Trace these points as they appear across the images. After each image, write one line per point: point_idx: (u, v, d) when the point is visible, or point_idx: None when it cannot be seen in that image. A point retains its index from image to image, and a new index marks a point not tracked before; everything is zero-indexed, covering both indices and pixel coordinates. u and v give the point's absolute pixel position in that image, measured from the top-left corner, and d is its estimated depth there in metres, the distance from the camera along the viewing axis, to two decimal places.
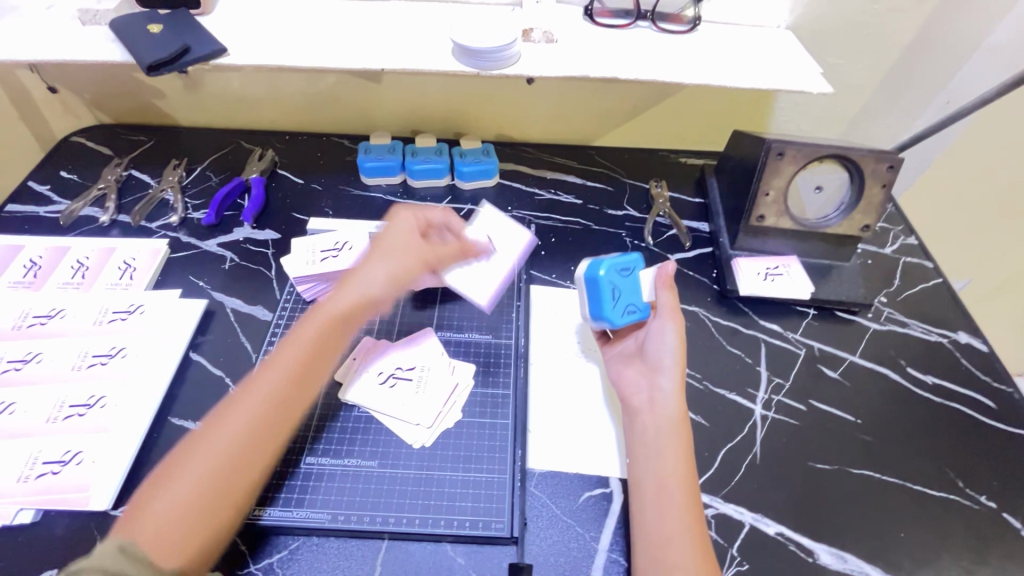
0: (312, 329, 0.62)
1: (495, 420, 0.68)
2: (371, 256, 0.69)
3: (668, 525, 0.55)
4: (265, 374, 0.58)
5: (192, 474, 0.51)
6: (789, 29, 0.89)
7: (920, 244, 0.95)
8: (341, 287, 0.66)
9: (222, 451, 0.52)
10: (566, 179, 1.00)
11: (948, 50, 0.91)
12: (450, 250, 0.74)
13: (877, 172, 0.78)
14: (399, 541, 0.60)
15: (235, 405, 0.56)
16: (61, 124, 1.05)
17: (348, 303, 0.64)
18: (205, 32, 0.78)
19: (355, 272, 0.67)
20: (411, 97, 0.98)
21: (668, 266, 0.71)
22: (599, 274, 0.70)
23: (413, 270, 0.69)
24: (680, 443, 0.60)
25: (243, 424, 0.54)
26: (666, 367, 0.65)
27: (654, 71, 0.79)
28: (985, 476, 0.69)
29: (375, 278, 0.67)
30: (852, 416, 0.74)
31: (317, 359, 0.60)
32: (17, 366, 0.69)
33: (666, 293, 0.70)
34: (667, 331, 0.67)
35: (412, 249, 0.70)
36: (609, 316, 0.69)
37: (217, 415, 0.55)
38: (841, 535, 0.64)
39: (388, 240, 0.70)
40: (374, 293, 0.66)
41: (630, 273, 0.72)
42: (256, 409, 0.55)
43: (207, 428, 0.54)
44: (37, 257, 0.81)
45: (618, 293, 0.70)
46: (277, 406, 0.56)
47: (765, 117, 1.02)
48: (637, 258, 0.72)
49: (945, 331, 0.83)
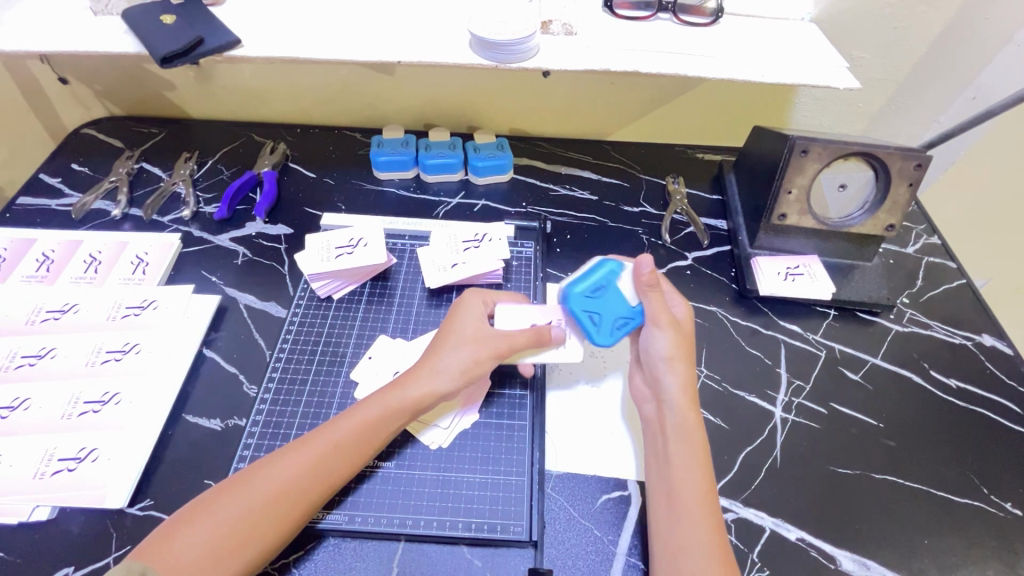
0: (365, 407, 0.59)
1: (512, 421, 0.68)
2: (446, 342, 0.64)
3: (684, 536, 0.53)
4: (313, 440, 0.57)
5: (220, 520, 0.51)
6: (813, 22, 0.87)
7: (943, 244, 0.93)
8: (411, 377, 0.62)
9: (251, 506, 0.52)
10: (580, 174, 0.98)
11: (978, 45, 0.89)
12: (525, 336, 0.65)
13: (905, 171, 0.76)
14: (415, 542, 0.59)
15: (279, 459, 0.55)
16: (72, 116, 1.04)
17: (412, 396, 0.60)
18: (218, 23, 0.76)
19: (428, 364, 0.63)
20: (425, 89, 0.96)
21: (644, 264, 0.65)
22: (569, 306, 0.67)
23: (484, 363, 0.63)
24: (694, 452, 0.58)
25: (281, 483, 0.54)
26: (663, 374, 0.62)
27: (677, 66, 0.77)
28: (1011, 483, 0.68)
29: (447, 373, 0.62)
30: (874, 420, 0.72)
31: (367, 441, 0.58)
32: (32, 361, 0.69)
33: (651, 296, 0.65)
34: (659, 339, 0.64)
35: (490, 338, 0.64)
36: (598, 340, 0.66)
37: (261, 463, 0.55)
38: (864, 543, 0.63)
39: (462, 323, 0.65)
40: (443, 389, 0.62)
41: (604, 286, 0.67)
42: (295, 472, 0.54)
43: (247, 475, 0.54)
44: (50, 251, 0.81)
45: (598, 314, 0.66)
46: (315, 473, 0.55)
47: (785, 111, 0.99)
48: (605, 268, 0.68)
49: (969, 333, 0.81)
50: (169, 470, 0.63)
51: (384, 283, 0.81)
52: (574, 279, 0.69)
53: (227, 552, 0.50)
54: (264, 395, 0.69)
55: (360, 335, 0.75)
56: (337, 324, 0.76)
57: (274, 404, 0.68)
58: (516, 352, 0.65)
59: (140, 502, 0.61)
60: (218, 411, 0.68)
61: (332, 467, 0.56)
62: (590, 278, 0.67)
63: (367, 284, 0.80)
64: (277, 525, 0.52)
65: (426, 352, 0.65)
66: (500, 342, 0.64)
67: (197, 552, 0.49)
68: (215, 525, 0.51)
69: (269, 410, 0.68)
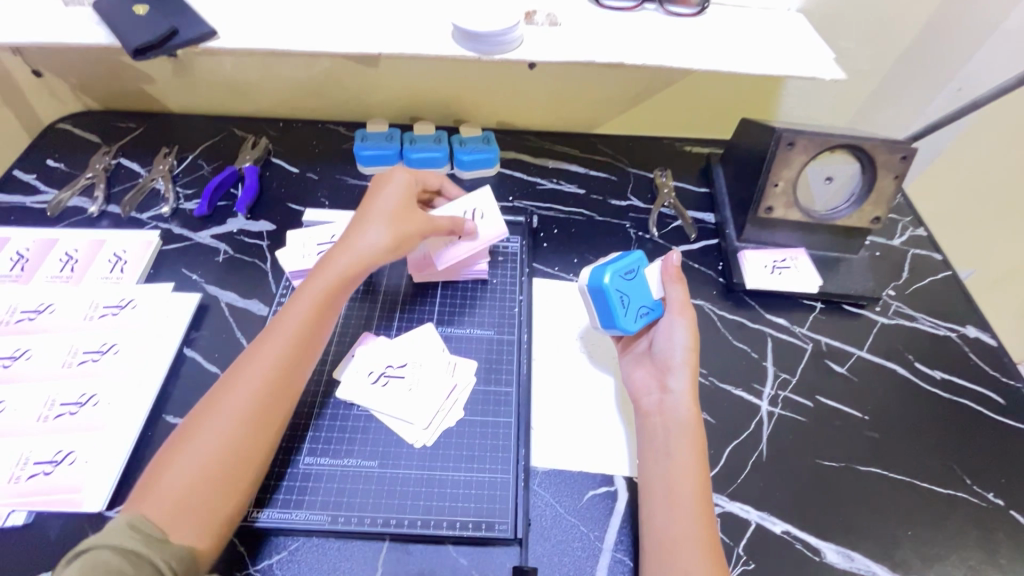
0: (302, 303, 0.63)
1: (498, 418, 0.67)
2: (366, 221, 0.69)
3: (679, 531, 0.53)
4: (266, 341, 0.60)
5: (204, 444, 0.53)
6: (800, 13, 0.86)
7: (929, 236, 0.93)
8: (336, 256, 0.66)
9: (228, 423, 0.54)
10: (567, 168, 0.98)
11: (963, 36, 0.88)
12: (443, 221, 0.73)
13: (890, 163, 0.76)
14: (400, 542, 0.59)
15: (237, 376, 0.57)
16: (47, 110, 1.01)
17: (331, 287, 0.64)
18: (193, 13, 0.74)
19: (343, 248, 0.67)
20: (408, 82, 0.95)
21: (672, 257, 0.68)
22: (605, 285, 0.65)
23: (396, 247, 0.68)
24: (693, 446, 0.58)
25: (250, 392, 0.56)
26: (676, 367, 0.63)
27: (662, 57, 0.76)
28: (994, 473, 0.68)
29: (373, 244, 0.67)
30: (860, 412, 0.73)
31: (318, 324, 0.62)
32: (6, 363, 0.67)
33: (676, 287, 0.67)
34: (677, 330, 0.64)
35: (407, 215, 0.70)
36: (624, 324, 0.66)
37: (219, 389, 0.57)
38: (848, 535, 0.63)
39: (382, 200, 0.70)
40: (364, 269, 0.66)
41: (635, 271, 0.68)
42: (263, 373, 0.57)
43: (211, 403, 0.56)
44: (24, 249, 0.79)
45: (628, 298, 0.66)
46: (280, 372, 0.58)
47: (771, 103, 0.99)
48: (636, 256, 0.68)
49: (953, 325, 0.82)
50: None
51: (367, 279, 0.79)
52: (604, 261, 0.68)
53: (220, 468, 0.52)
54: None
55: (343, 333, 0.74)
56: None
57: None
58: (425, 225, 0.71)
59: (119, 505, 0.60)
60: None
61: (293, 361, 0.59)
62: (625, 260, 0.67)
63: None
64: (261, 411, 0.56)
65: (347, 232, 0.69)
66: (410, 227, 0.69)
67: (189, 476, 0.51)
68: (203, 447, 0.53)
69: None
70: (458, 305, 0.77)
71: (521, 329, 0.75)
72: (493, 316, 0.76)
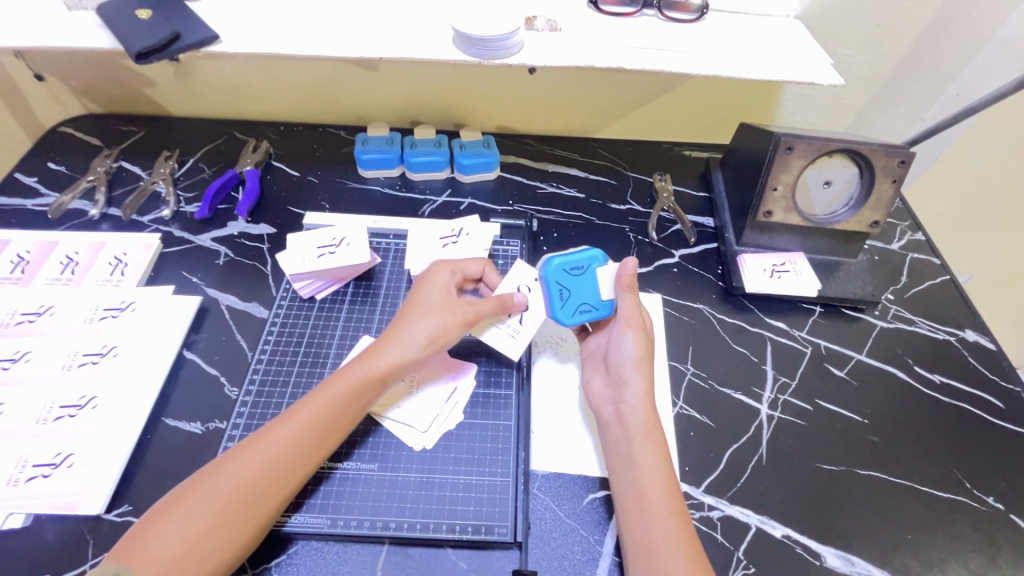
0: (325, 392, 0.59)
1: (497, 421, 0.67)
2: (410, 316, 0.63)
3: (653, 535, 0.53)
4: (284, 423, 0.56)
5: (192, 514, 0.50)
6: (798, 19, 0.87)
7: (928, 240, 0.93)
8: (379, 345, 0.62)
9: (220, 501, 0.51)
10: (567, 172, 0.98)
11: (960, 42, 0.89)
12: (489, 304, 0.65)
13: (889, 167, 0.76)
14: (400, 545, 0.59)
15: (244, 452, 0.54)
16: (49, 114, 1.02)
17: (379, 366, 0.60)
18: (195, 17, 0.75)
19: (394, 333, 0.62)
20: (410, 86, 0.95)
21: (627, 265, 0.65)
22: (549, 272, 0.66)
23: (454, 330, 0.63)
24: (656, 448, 0.58)
25: (250, 475, 0.53)
26: (627, 375, 0.62)
27: (661, 62, 0.76)
28: (994, 478, 0.68)
29: (413, 343, 0.61)
30: (859, 416, 0.73)
31: (337, 420, 0.58)
32: (6, 366, 0.67)
33: (627, 297, 0.65)
34: (626, 340, 0.64)
35: (457, 306, 0.64)
36: (559, 316, 0.66)
37: (223, 460, 0.54)
38: (848, 539, 0.63)
39: (428, 293, 0.64)
40: (412, 354, 0.61)
41: (585, 269, 0.67)
42: (278, 449, 0.55)
43: (211, 473, 0.53)
44: (25, 252, 0.79)
45: (568, 291, 0.66)
46: (285, 459, 0.55)
47: (770, 109, 0.99)
48: (592, 254, 0.68)
49: (953, 329, 0.82)
50: (149, 475, 0.62)
51: (367, 282, 0.80)
52: (561, 252, 0.68)
53: (199, 547, 0.49)
54: (246, 397, 0.68)
55: (343, 335, 0.74)
56: (320, 324, 0.75)
57: (255, 406, 0.67)
58: (478, 318, 0.65)
59: (117, 508, 0.60)
60: (198, 414, 0.67)
61: (301, 453, 0.55)
62: (579, 257, 0.67)
63: (350, 284, 0.79)
64: (270, 488, 0.53)
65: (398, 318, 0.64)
66: (468, 310, 0.64)
67: (170, 546, 0.49)
68: (190, 518, 0.50)
69: (250, 412, 0.67)
70: None
71: None
72: None
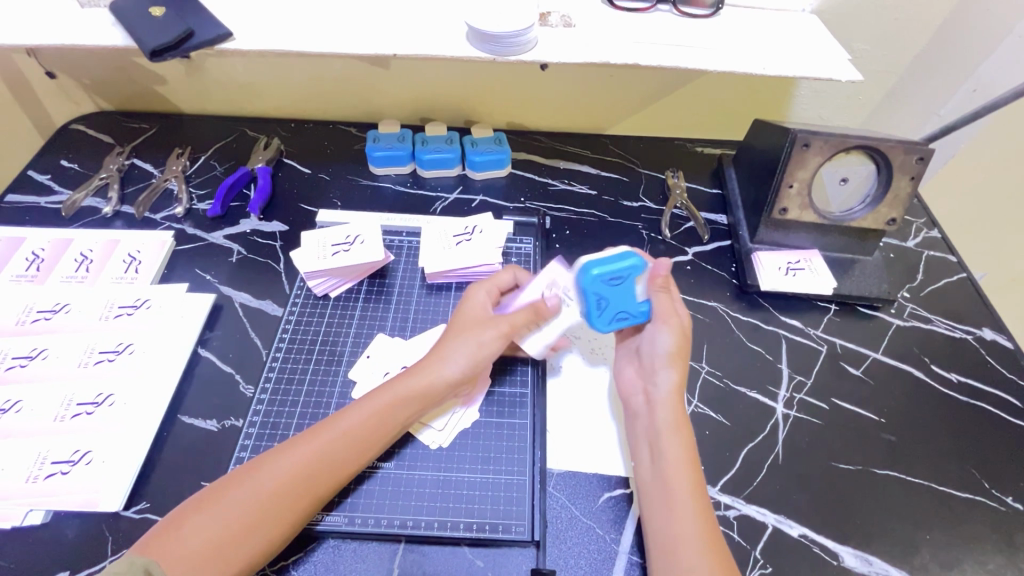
0: (369, 402, 0.59)
1: (513, 420, 0.67)
2: (454, 332, 0.65)
3: (679, 531, 0.53)
4: (327, 428, 0.57)
5: (223, 510, 0.51)
6: (813, 14, 0.86)
7: (943, 237, 0.92)
8: (422, 364, 0.62)
9: (260, 495, 0.52)
10: (579, 169, 0.97)
11: (979, 37, 0.88)
12: (525, 313, 0.65)
13: (906, 164, 0.75)
14: (416, 544, 0.59)
15: (281, 452, 0.55)
16: (60, 111, 1.02)
17: (419, 382, 0.61)
18: (208, 14, 0.74)
19: (437, 352, 0.63)
20: (420, 83, 0.95)
21: (661, 265, 0.65)
22: (586, 283, 0.62)
23: (492, 346, 0.63)
24: (684, 443, 0.58)
25: (286, 474, 0.53)
26: (660, 371, 0.62)
27: (677, 58, 0.75)
28: (1012, 478, 0.68)
29: (456, 360, 0.62)
30: (876, 415, 0.72)
31: (376, 431, 0.58)
32: (23, 363, 0.67)
33: (661, 296, 0.65)
34: (661, 337, 0.63)
35: (494, 320, 0.65)
36: (597, 324, 0.65)
37: (262, 458, 0.55)
38: (866, 538, 0.63)
39: (470, 312, 0.66)
40: (451, 373, 0.62)
41: (623, 277, 0.62)
42: (313, 452, 0.55)
43: (252, 468, 0.54)
44: (40, 249, 0.79)
45: (606, 301, 0.63)
46: (327, 462, 0.55)
47: (784, 104, 0.98)
48: (632, 261, 0.62)
49: (970, 328, 0.81)
50: (166, 473, 0.62)
51: (381, 280, 0.80)
52: (597, 256, 0.63)
53: (236, 538, 0.50)
54: (261, 395, 0.68)
55: (357, 333, 0.74)
56: (334, 322, 0.75)
57: (271, 405, 0.67)
58: (513, 330, 0.64)
59: (136, 505, 0.60)
60: (214, 412, 0.67)
61: (342, 457, 0.56)
62: (619, 264, 0.62)
63: (364, 282, 0.79)
64: (302, 491, 0.53)
65: (440, 339, 0.65)
66: (504, 322, 0.64)
67: (210, 535, 0.50)
68: (230, 508, 0.51)
69: (266, 411, 0.67)
70: None
71: None
72: None
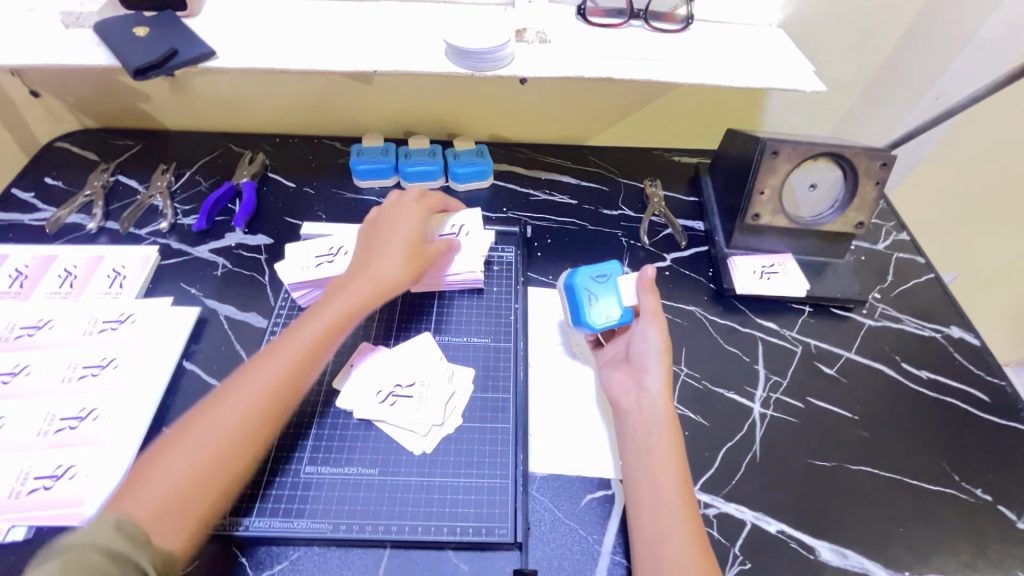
0: (331, 304, 0.66)
1: (496, 424, 0.68)
2: (366, 264, 0.70)
3: (664, 525, 0.54)
4: (255, 370, 0.59)
5: (184, 459, 0.52)
6: (780, 28, 0.89)
7: (912, 240, 0.96)
8: (335, 298, 0.67)
9: (210, 442, 0.53)
10: (560, 179, 1.00)
11: (937, 49, 0.92)
12: (431, 248, 0.75)
13: (871, 169, 0.78)
14: (401, 549, 0.59)
15: (233, 391, 0.57)
16: (44, 129, 1.02)
17: (336, 314, 0.65)
18: (192, 35, 0.76)
19: (344, 284, 0.68)
20: (402, 97, 0.97)
21: (648, 270, 0.71)
22: (574, 281, 0.72)
23: (401, 277, 0.70)
24: (671, 439, 0.60)
25: (241, 412, 0.56)
26: (650, 366, 0.65)
27: (649, 71, 0.78)
28: (981, 470, 0.70)
29: (364, 284, 0.68)
30: (849, 412, 0.74)
31: (307, 356, 0.61)
32: (6, 379, 0.67)
33: (649, 296, 0.70)
34: (651, 333, 0.67)
35: (399, 253, 0.71)
36: (586, 321, 0.70)
37: (220, 394, 0.57)
38: (841, 532, 0.65)
39: (380, 246, 0.72)
40: (360, 301, 0.67)
41: (606, 276, 0.72)
42: (262, 385, 0.58)
43: (203, 412, 0.56)
44: (23, 266, 0.79)
45: (594, 297, 0.71)
46: (271, 391, 0.58)
47: (757, 114, 1.02)
48: (613, 264, 0.74)
49: (938, 326, 0.84)
50: None
51: None
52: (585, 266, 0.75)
53: (193, 486, 0.51)
54: None
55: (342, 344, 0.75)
56: None
57: None
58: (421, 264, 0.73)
59: None
60: None
61: (279, 392, 0.58)
62: (602, 267, 0.73)
63: None
64: (258, 417, 0.56)
65: (340, 281, 0.69)
66: (410, 255, 0.72)
67: (172, 486, 0.51)
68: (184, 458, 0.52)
69: None
70: (456, 313, 0.79)
71: (517, 337, 0.77)
72: (490, 325, 0.78)
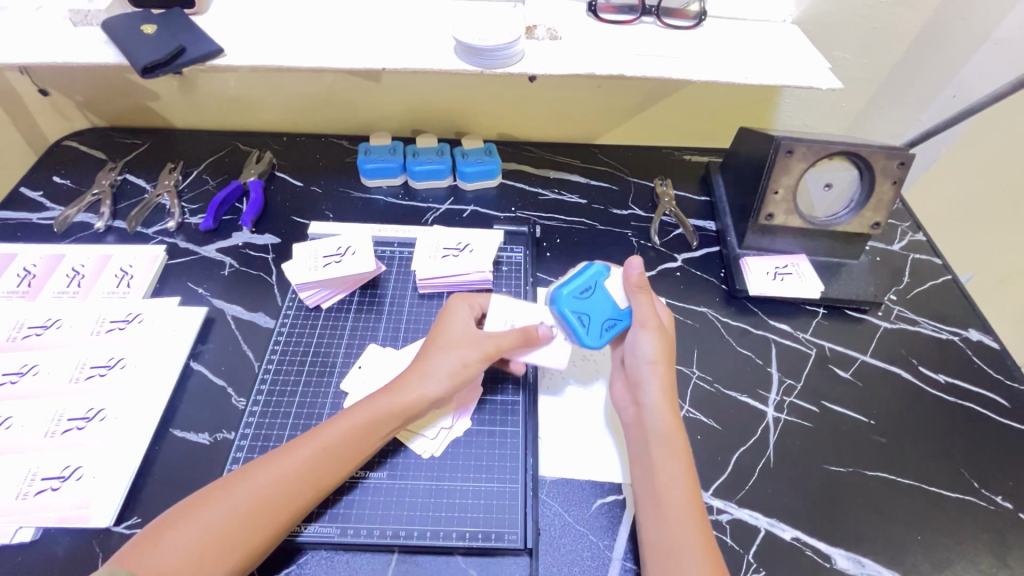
0: (396, 392, 0.61)
1: (506, 428, 0.67)
2: (434, 349, 0.64)
3: (671, 541, 0.53)
4: (302, 444, 0.57)
5: (207, 522, 0.51)
6: (795, 24, 0.88)
7: (929, 241, 0.94)
8: (403, 384, 0.62)
9: (240, 508, 0.52)
10: (569, 178, 0.99)
11: (956, 45, 0.90)
12: (512, 337, 0.65)
13: (888, 168, 0.77)
14: (409, 554, 0.59)
15: (273, 461, 0.55)
16: (52, 127, 1.02)
17: (400, 403, 0.60)
18: (199, 32, 0.76)
19: (418, 367, 0.63)
20: (410, 95, 0.96)
21: (633, 266, 0.67)
22: (558, 304, 0.66)
23: (475, 364, 0.63)
24: (675, 452, 0.58)
25: (277, 482, 0.54)
26: (645, 377, 0.62)
27: (662, 68, 0.77)
28: (1001, 477, 0.68)
29: (436, 377, 0.62)
30: (866, 417, 0.73)
31: (356, 447, 0.58)
32: (14, 379, 0.67)
33: (640, 298, 0.66)
34: (644, 342, 0.64)
35: (477, 338, 0.64)
36: (588, 341, 0.66)
37: (260, 461, 0.56)
38: (857, 540, 0.63)
39: (450, 327, 0.66)
40: (432, 392, 0.61)
41: (590, 287, 0.67)
42: (304, 461, 0.56)
43: (238, 476, 0.54)
44: (31, 266, 0.79)
45: (587, 316, 0.66)
46: (310, 468, 0.55)
47: (769, 112, 1.00)
48: (595, 271, 0.68)
49: (956, 329, 0.82)
50: (157, 488, 0.62)
51: (373, 291, 0.80)
52: (563, 280, 0.69)
53: (219, 549, 0.50)
54: (254, 407, 0.68)
55: (350, 343, 0.74)
56: (327, 333, 0.75)
57: (262, 417, 0.67)
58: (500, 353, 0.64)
59: (126, 520, 0.60)
60: (206, 425, 0.67)
61: (319, 475, 0.56)
62: (579, 279, 0.68)
63: (356, 292, 0.80)
64: (292, 494, 0.54)
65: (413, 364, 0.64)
66: (489, 342, 0.64)
67: (186, 551, 0.49)
68: (218, 516, 0.51)
69: (258, 423, 0.67)
70: None
71: None
72: None
